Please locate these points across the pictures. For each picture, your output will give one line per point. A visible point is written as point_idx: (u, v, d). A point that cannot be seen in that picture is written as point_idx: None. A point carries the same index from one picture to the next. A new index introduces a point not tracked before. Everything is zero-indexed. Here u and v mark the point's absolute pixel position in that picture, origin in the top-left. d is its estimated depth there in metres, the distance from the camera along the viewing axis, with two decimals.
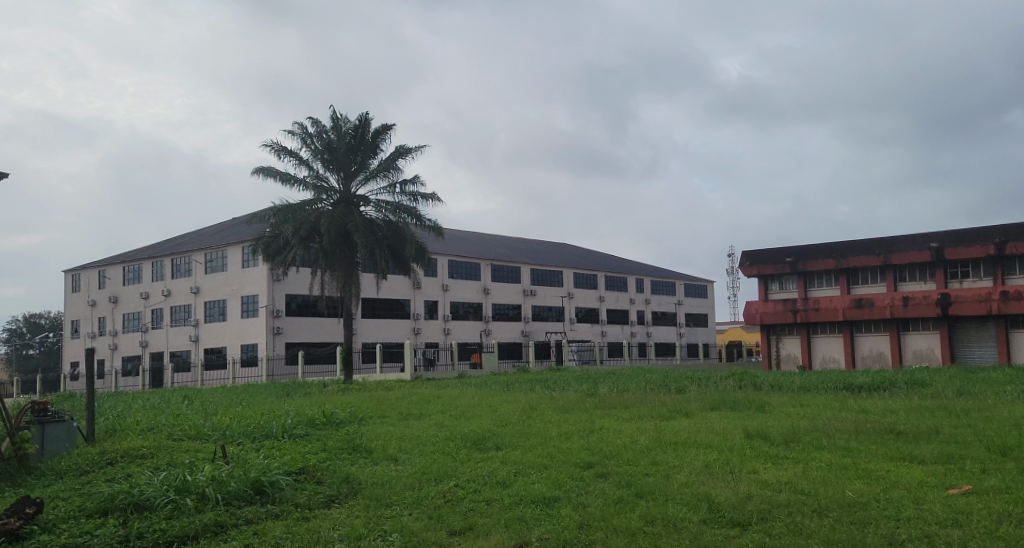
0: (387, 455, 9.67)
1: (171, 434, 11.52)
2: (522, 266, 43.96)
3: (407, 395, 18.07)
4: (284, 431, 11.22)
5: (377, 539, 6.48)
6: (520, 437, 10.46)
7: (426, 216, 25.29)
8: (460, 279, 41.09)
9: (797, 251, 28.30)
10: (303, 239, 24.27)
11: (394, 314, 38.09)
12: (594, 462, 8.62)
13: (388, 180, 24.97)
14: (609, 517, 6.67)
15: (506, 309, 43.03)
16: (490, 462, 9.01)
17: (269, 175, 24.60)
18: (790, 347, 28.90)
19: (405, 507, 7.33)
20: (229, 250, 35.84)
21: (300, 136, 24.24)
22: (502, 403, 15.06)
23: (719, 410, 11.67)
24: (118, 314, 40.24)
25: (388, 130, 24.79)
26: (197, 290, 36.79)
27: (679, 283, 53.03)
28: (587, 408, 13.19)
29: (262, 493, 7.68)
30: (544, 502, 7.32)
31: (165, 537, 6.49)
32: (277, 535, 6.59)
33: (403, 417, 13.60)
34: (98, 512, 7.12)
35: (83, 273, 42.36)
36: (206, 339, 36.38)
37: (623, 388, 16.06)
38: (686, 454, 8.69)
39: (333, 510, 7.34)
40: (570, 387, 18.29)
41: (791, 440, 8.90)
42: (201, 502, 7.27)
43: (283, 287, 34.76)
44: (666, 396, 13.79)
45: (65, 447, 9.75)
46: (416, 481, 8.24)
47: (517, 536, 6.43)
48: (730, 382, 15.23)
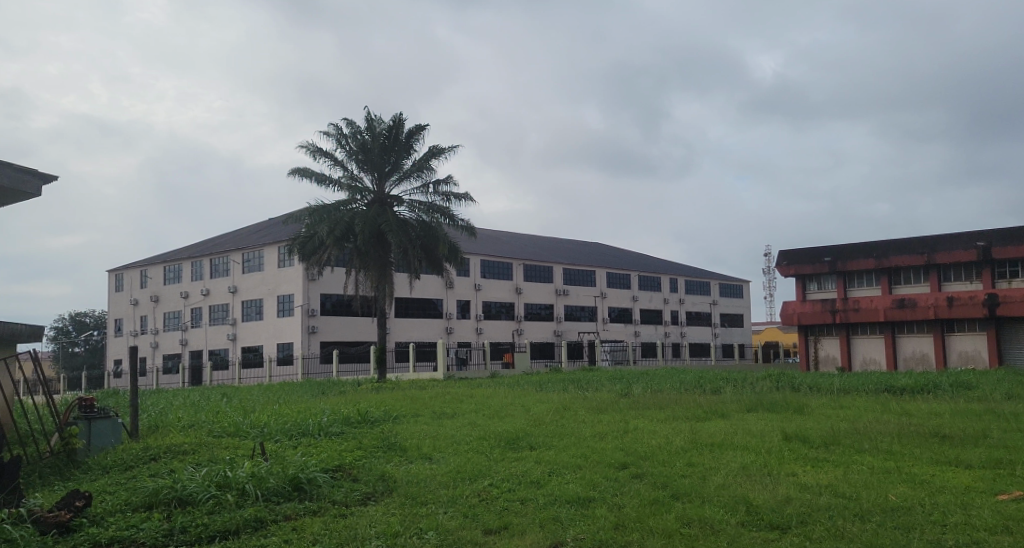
0: (422, 454, 9.75)
1: (210, 431, 11.72)
2: (555, 266, 43.94)
3: (442, 395, 18.16)
4: (319, 428, 11.36)
5: (413, 537, 6.54)
6: (554, 437, 10.48)
7: (459, 216, 25.44)
8: (493, 279, 41.22)
9: (835, 250, 27.93)
10: (338, 239, 24.51)
11: (427, 313, 38.38)
12: (629, 463, 8.61)
13: (421, 181, 25.13)
14: (645, 518, 6.68)
15: (538, 309, 43.07)
16: (525, 462, 9.04)
17: (305, 175, 24.92)
18: (829, 348, 28.56)
19: (440, 506, 7.38)
20: (266, 250, 36.36)
21: (335, 136, 24.52)
22: (535, 403, 15.10)
23: (756, 411, 11.60)
24: (159, 313, 41.00)
25: (421, 130, 24.95)
26: (235, 290, 37.36)
27: (713, 283, 52.57)
28: (622, 408, 13.19)
29: (300, 490, 7.80)
30: (579, 502, 7.33)
31: (207, 531, 6.60)
32: (316, 532, 6.68)
33: (437, 416, 13.70)
34: (143, 506, 7.27)
35: (125, 273, 43.23)
36: (243, 338, 36.91)
37: (656, 389, 15.97)
38: (722, 455, 8.65)
39: (369, 508, 7.42)
40: (603, 387, 18.26)
41: (831, 442, 8.83)
42: (241, 498, 7.42)
43: (318, 286, 35.13)
44: (702, 397, 13.67)
45: (110, 443, 10.00)
46: (451, 479, 8.30)
47: (552, 536, 6.45)
48: (767, 383, 15.06)
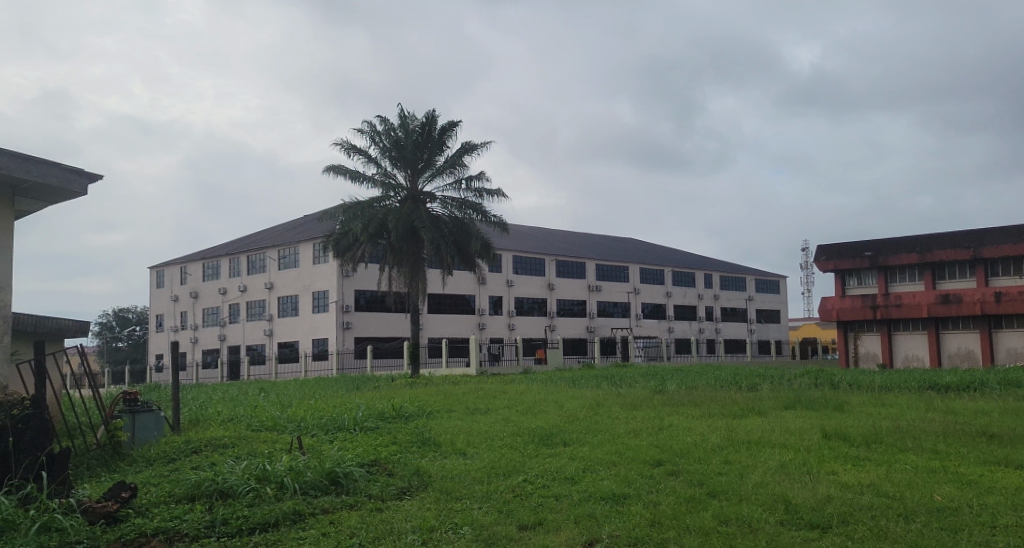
0: (456, 449, 9.81)
1: (249, 425, 11.91)
2: (588, 262, 43.79)
3: (475, 390, 18.24)
4: (355, 424, 11.48)
5: (448, 531, 6.59)
6: (587, 433, 10.47)
7: (491, 212, 25.48)
8: (525, 275, 41.24)
9: (876, 245, 27.48)
10: (372, 236, 24.66)
11: (460, 309, 38.60)
12: (664, 460, 8.57)
13: (454, 177, 25.21)
14: (682, 516, 6.65)
15: (571, 305, 43.02)
16: (559, 458, 9.04)
17: (339, 173, 25.17)
18: (870, 345, 28.20)
19: (475, 502, 7.42)
20: (301, 246, 36.78)
21: (369, 134, 24.70)
22: (569, 398, 15.08)
23: (794, 409, 11.45)
24: (198, 309, 41.71)
25: (454, 127, 25.02)
26: (271, 286, 37.85)
27: (750, 279, 51.97)
28: (656, 404, 13.14)
29: (337, 484, 7.89)
30: (614, 499, 7.32)
31: (248, 523, 6.71)
32: (352, 525, 6.76)
33: (471, 411, 13.76)
34: (185, 498, 7.41)
35: (166, 269, 44.05)
36: (280, 333, 37.39)
37: (691, 387, 15.84)
38: (760, 453, 8.56)
39: (405, 503, 7.48)
40: (637, 383, 18.14)
41: (872, 440, 8.70)
42: (281, 491, 7.53)
43: (352, 282, 35.44)
44: (738, 394, 13.54)
45: (153, 436, 10.23)
46: (485, 475, 8.35)
47: (587, 533, 6.44)
48: (806, 381, 14.86)
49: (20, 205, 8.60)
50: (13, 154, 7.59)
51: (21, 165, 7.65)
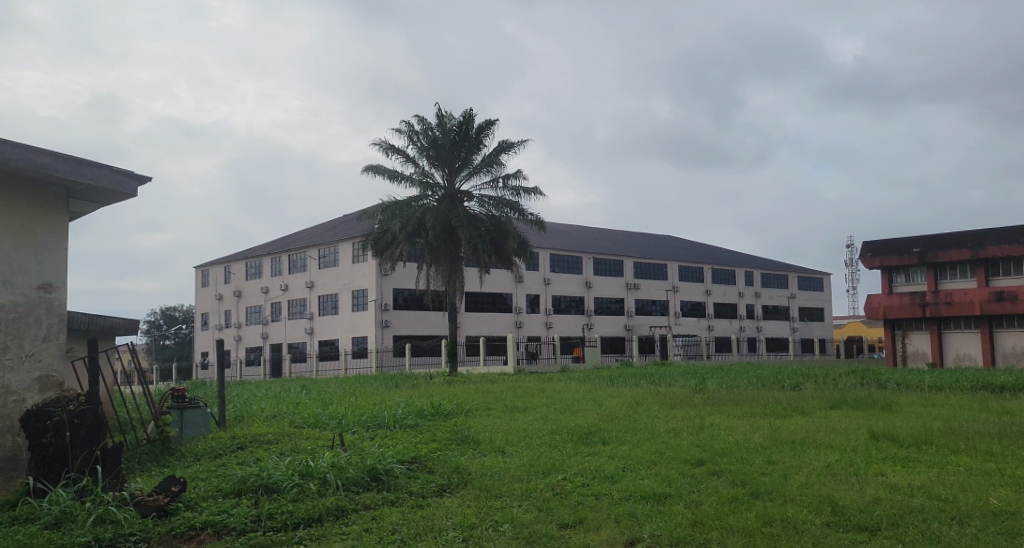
0: (495, 447, 9.83)
1: (292, 422, 12.09)
2: (626, 260, 43.55)
3: (513, 388, 18.25)
4: (394, 421, 11.58)
5: (489, 529, 6.62)
6: (626, 432, 10.43)
7: (529, 210, 25.47)
8: (562, 273, 41.18)
9: (924, 241, 26.95)
10: (410, 235, 24.80)
11: (497, 308, 38.70)
12: (706, 459, 8.50)
13: (491, 176, 25.26)
14: (725, 516, 6.60)
15: (608, 303, 42.85)
16: (598, 457, 9.00)
17: (378, 172, 25.41)
18: (918, 344, 27.66)
19: (515, 499, 7.44)
20: (341, 245, 37.20)
21: (407, 133, 24.89)
22: (608, 397, 15.02)
23: (839, 409, 11.26)
24: (242, 308, 42.41)
25: (491, 126, 25.07)
26: (312, 285, 38.33)
27: (792, 276, 51.20)
28: (696, 404, 13.03)
29: (378, 480, 7.98)
30: (655, 498, 7.29)
31: (292, 518, 6.81)
32: (394, 521, 6.83)
33: (509, 409, 13.79)
34: (232, 493, 7.54)
35: (211, 268, 44.86)
36: (320, 331, 37.87)
37: (732, 385, 15.71)
38: (804, 454, 8.45)
39: (445, 499, 7.54)
40: (677, 382, 17.98)
41: (922, 441, 8.52)
42: (324, 487, 7.63)
43: (391, 281, 35.75)
44: (781, 393, 13.36)
45: (200, 432, 10.43)
46: (524, 473, 8.35)
47: (628, 532, 6.41)
48: (851, 380, 14.59)
49: (74, 207, 8.82)
50: (68, 158, 7.77)
51: (77, 168, 7.83)
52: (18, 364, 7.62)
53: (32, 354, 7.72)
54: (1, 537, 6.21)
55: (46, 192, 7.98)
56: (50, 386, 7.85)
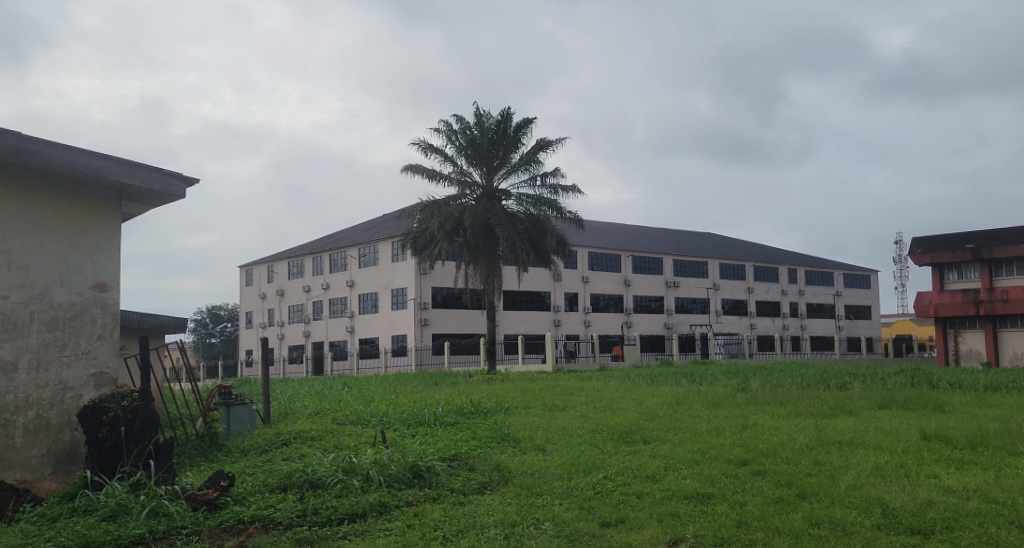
0: (535, 446, 9.82)
1: (335, 419, 12.23)
2: (665, 258, 43.23)
3: (554, 387, 18.23)
4: (435, 418, 11.64)
5: (530, 527, 6.62)
6: (667, 431, 10.35)
7: (567, 209, 25.40)
8: (601, 271, 41.02)
9: (978, 237, 26.27)
10: (448, 233, 24.93)
11: (535, 306, 38.70)
12: (749, 459, 8.39)
13: (529, 174, 25.23)
14: (770, 517, 6.51)
15: (647, 301, 42.58)
16: (640, 456, 8.95)
17: (417, 172, 25.57)
18: (972, 342, 26.97)
19: (555, 498, 7.42)
20: (380, 244, 37.51)
21: (445, 132, 24.99)
22: (648, 396, 14.95)
23: (889, 409, 11.04)
24: (284, 306, 43.00)
25: (529, 123, 25.07)
26: (353, 283, 38.71)
27: (837, 273, 50.28)
28: (739, 403, 12.91)
29: (420, 477, 8.03)
30: (698, 498, 7.21)
31: (337, 513, 6.88)
32: (435, 518, 6.86)
33: (549, 408, 13.75)
34: (279, 488, 7.65)
35: (254, 268, 45.58)
36: (361, 329, 38.23)
37: (776, 384, 15.47)
38: (852, 454, 8.30)
39: (486, 497, 7.55)
40: (719, 381, 17.78)
41: (978, 443, 8.31)
42: (366, 483, 7.70)
43: (430, 280, 35.99)
44: (827, 393, 13.14)
45: (247, 428, 10.61)
46: (565, 471, 8.33)
47: (671, 532, 6.36)
48: (900, 380, 14.26)
49: (126, 209, 9.05)
50: (121, 161, 7.94)
51: (129, 171, 8.00)
52: (75, 361, 7.83)
53: (87, 352, 7.92)
54: (61, 527, 6.38)
55: (100, 195, 8.17)
56: (105, 382, 8.05)
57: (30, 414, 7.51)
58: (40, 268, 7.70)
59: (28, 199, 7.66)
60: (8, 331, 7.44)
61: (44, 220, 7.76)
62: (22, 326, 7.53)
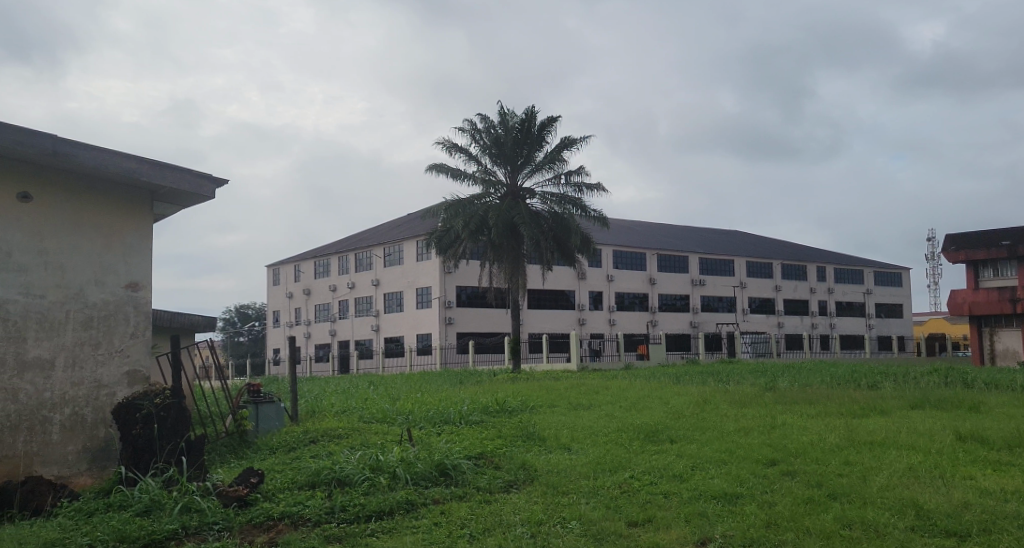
0: (561, 444, 9.80)
1: (361, 417, 12.29)
2: (691, 256, 42.96)
3: (579, 385, 18.17)
4: (460, 417, 11.64)
5: (556, 526, 6.59)
6: (694, 430, 10.28)
7: (591, 207, 25.30)
8: (626, 270, 40.87)
9: (1014, 233, 25.80)
10: (473, 232, 24.98)
11: (560, 305, 38.63)
12: (778, 459, 8.29)
13: (553, 172, 25.18)
14: (800, 517, 6.43)
15: (673, 300, 42.34)
16: (666, 455, 8.89)
17: (441, 171, 25.64)
18: (1008, 342, 26.48)
19: (581, 497, 7.38)
20: (405, 244, 37.65)
21: (469, 132, 25.02)
22: (674, 395, 14.86)
23: (922, 409, 10.87)
24: (311, 305, 43.33)
25: (554, 122, 25.02)
26: (378, 282, 38.90)
27: (868, 271, 49.59)
28: (766, 402, 12.77)
29: (446, 476, 8.04)
30: (726, 498, 7.14)
31: (365, 511, 6.90)
32: (463, 516, 6.87)
33: (574, 407, 13.73)
34: (307, 485, 7.69)
35: (281, 267, 46.00)
36: (386, 328, 38.41)
37: (805, 384, 15.28)
38: (884, 455, 8.18)
39: (512, 495, 7.56)
40: (747, 380, 17.58)
41: (1014, 444, 8.15)
42: (393, 481, 7.72)
43: (454, 279, 36.08)
44: (858, 392, 12.97)
45: (276, 426, 10.70)
46: (592, 470, 8.29)
47: (699, 532, 6.30)
48: (934, 379, 14.02)
49: (158, 209, 9.16)
50: (152, 162, 8.02)
51: (160, 171, 8.09)
52: (109, 359, 7.93)
53: (121, 350, 8.02)
54: (97, 522, 6.47)
55: (133, 196, 8.28)
56: (138, 380, 8.15)
57: (66, 411, 7.62)
58: (75, 268, 7.83)
59: (62, 201, 7.78)
60: (43, 329, 7.56)
61: (78, 222, 7.87)
62: (58, 325, 7.65)
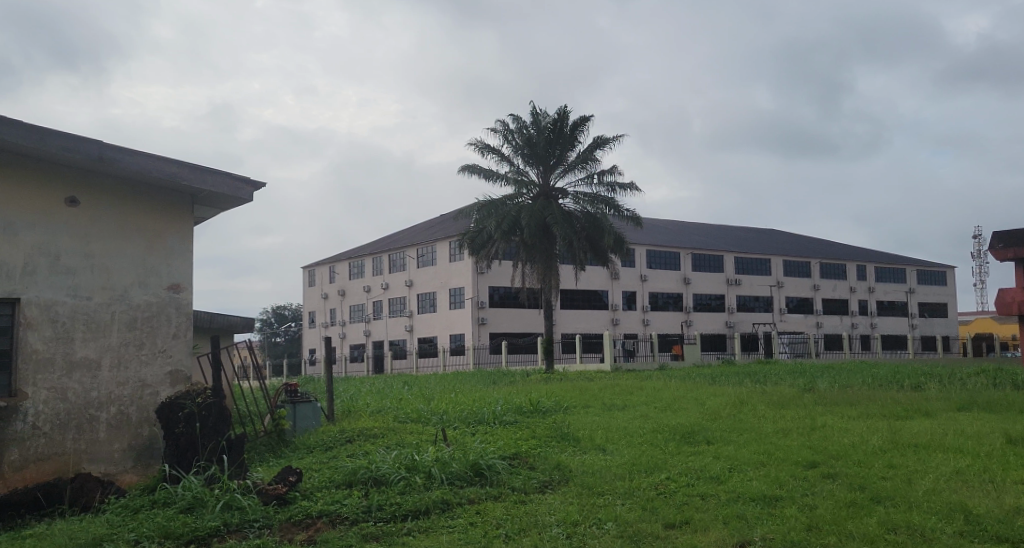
0: (595, 445, 9.73)
1: (396, 416, 12.34)
2: (726, 255, 42.51)
3: (612, 386, 18.05)
4: (494, 417, 11.61)
5: (592, 526, 6.54)
6: (731, 431, 10.14)
7: (624, 206, 25.13)
8: (660, 269, 40.58)
9: None
10: (505, 233, 24.94)
11: (593, 305, 38.48)
12: (819, 461, 8.14)
13: (586, 172, 25.07)
14: (843, 521, 6.29)
15: (708, 300, 41.96)
16: (702, 456, 8.77)
17: (474, 172, 25.67)
18: None
19: (617, 498, 7.32)
20: (438, 245, 37.76)
21: (501, 132, 25.00)
22: (710, 396, 14.72)
23: (967, 411, 10.60)
24: (345, 306, 43.68)
25: (586, 122, 24.91)
26: (411, 283, 39.09)
27: (910, 270, 48.61)
28: (806, 403, 12.58)
29: (481, 476, 8.02)
30: (765, 501, 7.02)
31: (401, 510, 6.91)
32: (498, 516, 6.84)
33: (608, 407, 13.66)
34: (344, 484, 7.71)
35: (317, 269, 46.44)
36: (419, 329, 38.57)
37: (845, 384, 15.02)
38: (929, 457, 7.99)
39: (547, 496, 7.51)
40: (786, 381, 17.31)
41: None
42: (429, 480, 7.71)
43: (487, 279, 36.13)
44: (901, 393, 12.71)
45: (312, 425, 10.80)
46: (627, 471, 8.21)
47: (738, 535, 6.19)
48: (982, 380, 13.66)
49: (198, 213, 9.27)
50: (193, 166, 8.11)
51: (201, 176, 8.17)
52: (153, 359, 8.03)
53: (163, 350, 8.11)
54: (144, 518, 6.57)
55: (174, 200, 8.36)
56: (180, 380, 8.22)
57: (112, 410, 7.74)
58: (120, 270, 7.95)
59: (107, 204, 7.91)
60: (90, 330, 7.70)
61: (122, 225, 8.00)
62: (104, 325, 7.78)
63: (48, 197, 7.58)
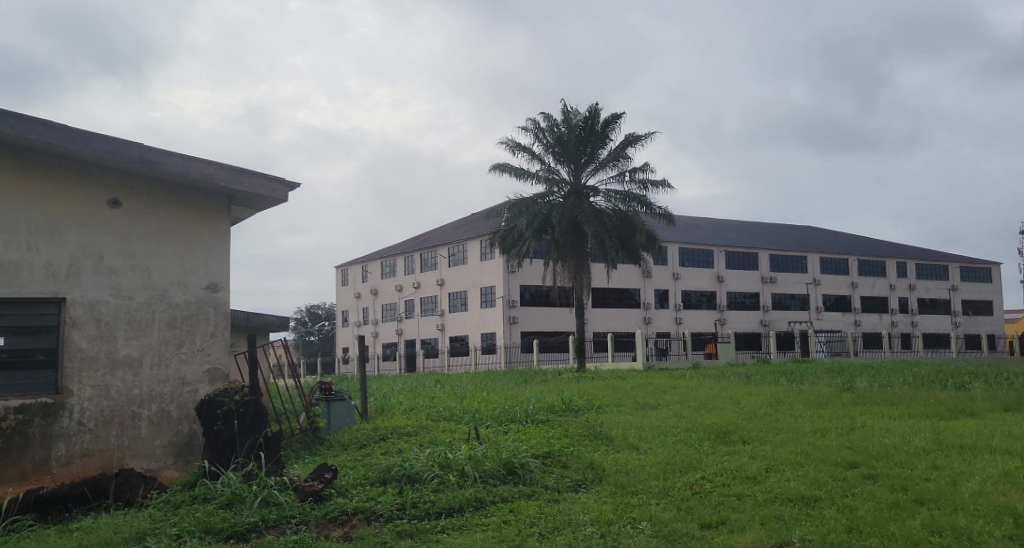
0: (628, 444, 9.64)
1: (429, 415, 12.35)
2: (760, 252, 41.98)
3: (644, 385, 17.90)
4: (526, 416, 11.54)
5: (626, 526, 6.46)
6: (768, 431, 9.97)
7: (656, 204, 24.93)
8: (692, 267, 40.20)
9: None
10: (537, 231, 24.88)
11: (625, 303, 38.26)
12: (859, 462, 7.97)
13: (618, 169, 24.91)
14: (885, 523, 6.14)
15: (742, 298, 41.50)
16: (738, 456, 8.62)
17: (505, 170, 25.62)
18: None
19: (652, 497, 7.22)
20: (469, 244, 37.82)
21: (532, 131, 24.92)
22: (745, 394, 14.53)
23: (1014, 411, 10.30)
24: (378, 305, 43.95)
25: (617, 119, 24.74)
26: (442, 282, 39.20)
27: (952, 267, 47.58)
28: (845, 402, 12.35)
29: (514, 474, 7.98)
30: (803, 502, 6.88)
31: (435, 507, 6.89)
32: (532, 514, 6.78)
33: (641, 406, 13.53)
34: (378, 481, 7.71)
35: (349, 268, 46.80)
36: (451, 327, 38.67)
37: (886, 384, 14.70)
38: (974, 459, 7.77)
39: (581, 494, 7.43)
40: (823, 380, 17.01)
41: None
42: (462, 478, 7.69)
43: (518, 278, 36.10)
44: (944, 392, 12.42)
45: (347, 423, 10.84)
46: (662, 471, 8.10)
47: (776, 536, 6.07)
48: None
49: (234, 213, 9.33)
50: (231, 168, 8.16)
51: (238, 177, 8.22)
52: (192, 357, 8.09)
53: (201, 348, 8.15)
54: (183, 514, 6.62)
55: (212, 200, 8.40)
56: (218, 378, 8.25)
57: (154, 407, 7.83)
58: (160, 270, 8.04)
59: (147, 205, 8.01)
60: (132, 329, 7.81)
61: (162, 225, 8.08)
62: (145, 324, 7.88)
63: (91, 199, 7.72)
